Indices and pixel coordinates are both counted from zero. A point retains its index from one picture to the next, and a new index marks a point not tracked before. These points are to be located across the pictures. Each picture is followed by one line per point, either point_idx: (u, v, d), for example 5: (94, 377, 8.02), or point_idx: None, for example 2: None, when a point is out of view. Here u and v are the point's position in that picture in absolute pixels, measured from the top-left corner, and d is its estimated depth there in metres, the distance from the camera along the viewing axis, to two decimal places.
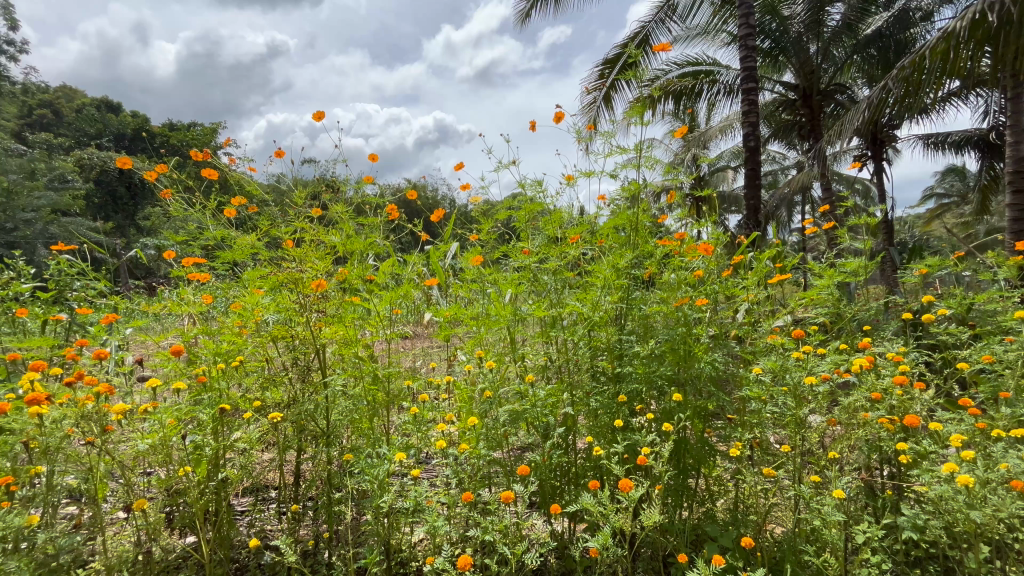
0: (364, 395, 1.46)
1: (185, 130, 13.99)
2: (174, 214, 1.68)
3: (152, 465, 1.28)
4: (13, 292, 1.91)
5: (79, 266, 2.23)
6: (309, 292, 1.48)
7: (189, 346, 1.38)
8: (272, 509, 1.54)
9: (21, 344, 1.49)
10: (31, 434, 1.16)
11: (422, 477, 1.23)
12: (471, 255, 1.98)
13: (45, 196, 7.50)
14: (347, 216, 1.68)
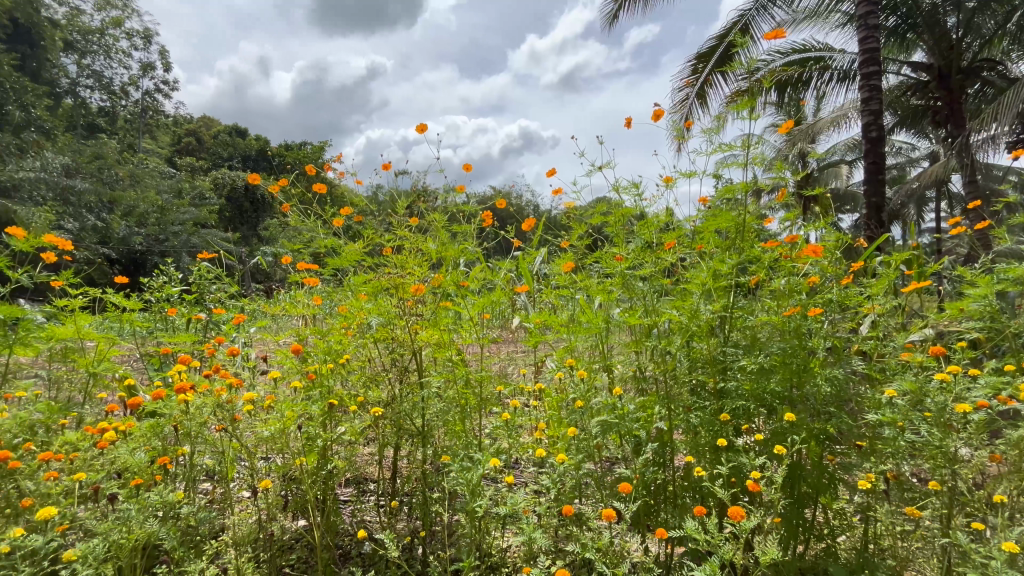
0: (458, 398, 1.50)
1: (298, 149, 15.55)
2: (293, 226, 1.85)
3: (271, 452, 1.41)
4: (165, 293, 2.22)
5: (215, 272, 2.54)
6: (408, 296, 1.56)
7: (304, 346, 1.51)
8: (373, 502, 1.63)
9: (171, 339, 1.72)
10: (179, 419, 1.33)
11: (515, 484, 1.22)
12: (561, 261, 1.95)
13: (189, 211, 8.67)
14: (443, 224, 1.74)
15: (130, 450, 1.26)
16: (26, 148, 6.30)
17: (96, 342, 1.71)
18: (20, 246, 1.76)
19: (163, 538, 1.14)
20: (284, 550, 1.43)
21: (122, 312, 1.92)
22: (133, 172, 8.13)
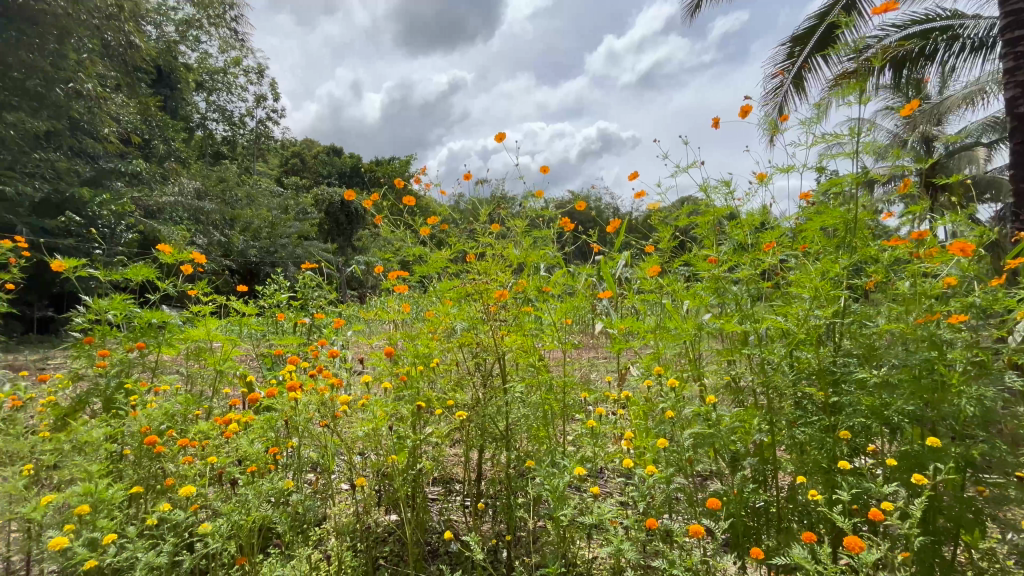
0: (541, 404, 1.51)
1: (388, 164, 16.61)
2: (385, 237, 1.97)
3: (368, 449, 1.50)
4: (277, 300, 2.46)
5: (318, 280, 2.78)
6: (492, 302, 1.58)
7: (396, 349, 1.59)
8: (460, 501, 1.68)
9: (283, 341, 1.91)
10: (289, 414, 1.46)
11: (602, 492, 1.19)
12: (646, 265, 1.88)
13: (294, 225, 9.55)
14: (524, 229, 1.75)
15: (249, 440, 1.41)
16: (168, 176, 7.37)
17: (222, 343, 1.94)
18: (166, 260, 2.08)
19: (276, 522, 1.25)
20: (379, 542, 1.50)
21: (242, 316, 2.17)
22: (249, 193, 9.19)
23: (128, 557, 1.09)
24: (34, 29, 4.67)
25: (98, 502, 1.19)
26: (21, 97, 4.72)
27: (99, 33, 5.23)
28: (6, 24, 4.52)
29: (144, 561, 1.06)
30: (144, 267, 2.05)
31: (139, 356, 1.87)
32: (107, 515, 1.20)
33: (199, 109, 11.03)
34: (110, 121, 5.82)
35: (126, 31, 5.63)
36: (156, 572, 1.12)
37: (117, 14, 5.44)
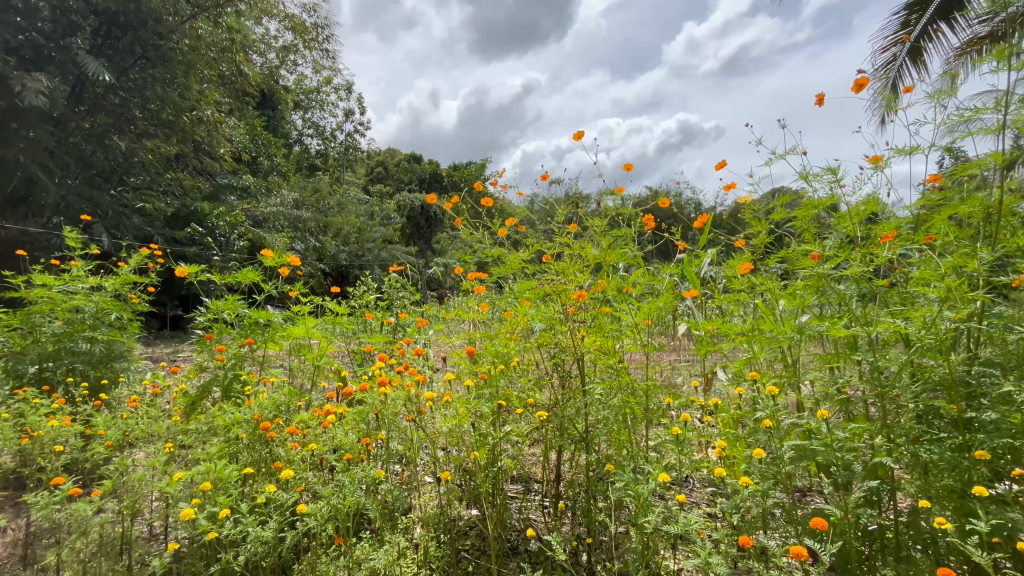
0: (622, 407, 1.46)
1: (465, 169, 17.09)
2: (465, 239, 2.03)
3: (451, 445, 1.55)
4: (365, 300, 2.63)
5: (402, 282, 2.93)
6: (571, 303, 1.56)
7: (477, 348, 1.64)
8: (539, 502, 1.69)
9: (372, 339, 2.03)
10: (379, 408, 1.55)
11: (689, 500, 1.13)
12: (737, 262, 1.76)
13: (379, 229, 10.05)
14: (603, 228, 1.72)
15: (345, 431, 1.52)
16: (272, 189, 8.14)
17: (319, 341, 2.11)
18: (271, 264, 2.30)
19: (369, 508, 1.33)
20: (461, 536, 1.55)
21: (335, 316, 2.34)
22: (340, 202, 9.70)
23: (243, 531, 1.21)
24: (167, 66, 5.25)
25: (218, 480, 1.34)
26: (158, 126, 5.48)
27: (215, 65, 5.84)
28: (145, 65, 5.16)
29: (256, 535, 1.18)
30: (253, 271, 2.27)
31: (249, 351, 2.08)
32: (225, 492, 1.34)
33: (296, 126, 12.27)
34: (224, 142, 6.52)
35: (237, 61, 6.10)
36: (268, 547, 1.23)
37: (230, 47, 5.90)
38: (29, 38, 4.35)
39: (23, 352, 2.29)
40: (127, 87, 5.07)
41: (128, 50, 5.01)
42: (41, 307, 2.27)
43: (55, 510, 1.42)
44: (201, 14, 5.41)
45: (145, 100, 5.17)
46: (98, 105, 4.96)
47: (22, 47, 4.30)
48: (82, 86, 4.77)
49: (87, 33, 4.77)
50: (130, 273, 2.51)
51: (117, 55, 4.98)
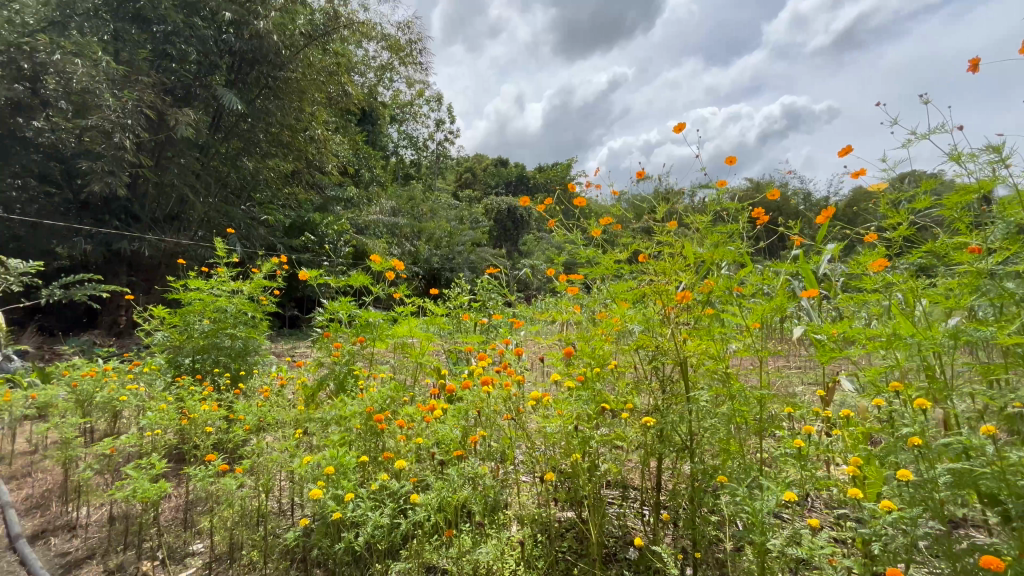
0: (731, 416, 1.37)
1: (551, 170, 17.08)
2: (559, 240, 2.03)
3: (549, 445, 1.55)
4: (460, 301, 2.73)
5: (495, 284, 3.00)
6: (672, 304, 1.50)
7: (574, 349, 1.63)
8: (638, 510, 1.64)
9: (469, 339, 2.10)
10: (479, 405, 1.60)
11: (817, 523, 1.04)
12: (868, 258, 1.56)
13: (468, 233, 10.21)
14: (708, 224, 1.62)
15: (447, 426, 1.58)
16: (373, 198, 8.77)
17: (419, 340, 2.22)
18: (378, 269, 2.48)
19: (474, 502, 1.39)
20: (560, 537, 1.55)
21: (435, 317, 2.46)
22: (432, 207, 9.81)
23: (364, 514, 1.33)
24: (284, 96, 5.87)
25: (338, 466, 1.47)
26: (278, 147, 6.17)
27: (324, 88, 6.42)
28: (268, 94, 5.81)
29: (375, 520, 1.30)
30: (363, 274, 2.46)
31: (360, 348, 2.25)
32: (345, 477, 1.46)
33: (392, 140, 13.18)
34: (331, 157, 7.15)
35: (343, 82, 6.67)
36: (380, 531, 1.33)
37: (337, 70, 6.48)
38: (180, 79, 5.21)
39: (180, 345, 2.69)
40: (254, 114, 5.73)
41: (254, 81, 5.66)
42: (194, 308, 2.65)
43: (208, 483, 1.65)
44: (312, 43, 5.98)
45: (267, 124, 5.86)
46: (232, 132, 5.69)
47: (175, 88, 5.20)
48: (221, 115, 5.53)
49: (223, 70, 5.48)
50: (262, 278, 2.84)
51: (246, 86, 5.67)
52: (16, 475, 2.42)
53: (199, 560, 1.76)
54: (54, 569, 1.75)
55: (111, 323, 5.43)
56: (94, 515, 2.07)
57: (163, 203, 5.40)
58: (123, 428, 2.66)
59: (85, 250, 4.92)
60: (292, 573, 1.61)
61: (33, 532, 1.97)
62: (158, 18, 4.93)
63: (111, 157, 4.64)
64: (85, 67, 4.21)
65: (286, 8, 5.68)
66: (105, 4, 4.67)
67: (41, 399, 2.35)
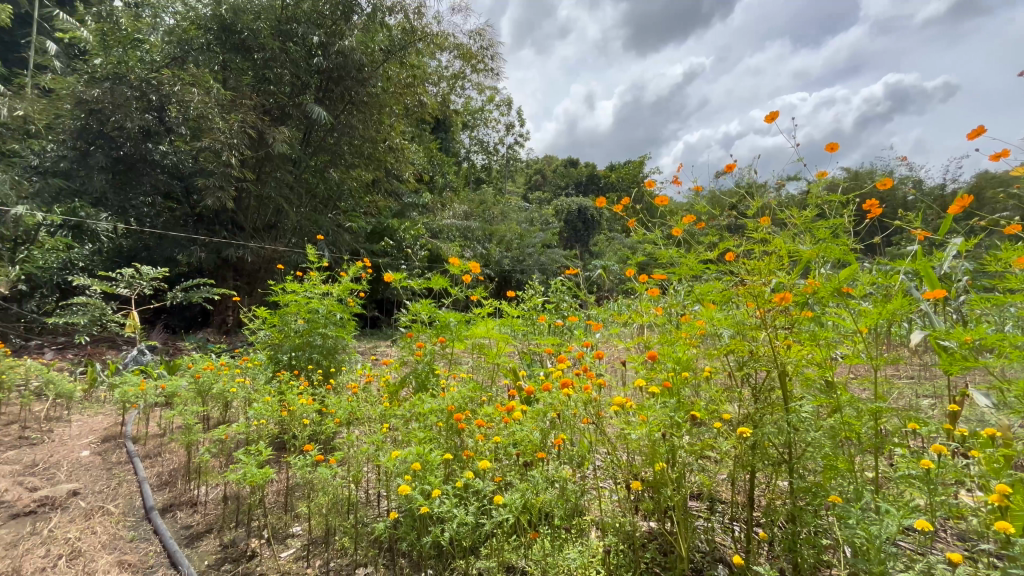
0: (840, 431, 1.24)
1: (623, 168, 16.59)
2: (639, 239, 1.96)
3: (632, 453, 1.50)
4: (535, 303, 2.73)
5: (569, 285, 2.97)
6: (769, 307, 1.39)
7: (657, 353, 1.57)
8: (727, 524, 1.55)
9: (545, 341, 2.09)
10: (559, 408, 1.58)
11: (956, 559, 0.91)
12: (1013, 255, 1.35)
13: (539, 235, 9.91)
14: (808, 220, 1.49)
15: (527, 429, 1.59)
16: (446, 203, 9.04)
17: (496, 341, 2.24)
18: (456, 271, 2.55)
19: (556, 507, 1.38)
20: (643, 547, 1.50)
21: (510, 318, 2.47)
22: (503, 210, 9.89)
23: (449, 511, 1.37)
24: (365, 110, 6.22)
25: (424, 462, 1.52)
26: (360, 158, 6.55)
27: (401, 100, 6.70)
28: (352, 109, 6.17)
29: (460, 517, 1.34)
30: (442, 276, 2.54)
31: (440, 348, 2.32)
32: (430, 473, 1.51)
33: (463, 145, 13.50)
34: (408, 165, 7.45)
35: (418, 93, 6.93)
36: (464, 528, 1.36)
37: (413, 82, 6.75)
38: (276, 101, 5.75)
39: (280, 343, 2.93)
40: (339, 127, 6.13)
41: (339, 97, 6.04)
42: (291, 309, 2.88)
43: (307, 472, 1.78)
44: (390, 58, 6.27)
45: (351, 137, 6.24)
46: (320, 146, 6.15)
47: (272, 109, 5.75)
48: (311, 128, 6.03)
49: (313, 89, 5.93)
50: (349, 281, 3.03)
51: (332, 103, 6.09)
52: (150, 454, 2.77)
53: (298, 541, 1.90)
54: (181, 539, 1.98)
55: (221, 322, 6.07)
56: (211, 495, 2.31)
57: (263, 214, 5.95)
58: (233, 416, 2.96)
59: (200, 257, 5.55)
60: (381, 561, 1.69)
61: (163, 504, 2.24)
62: (259, 46, 5.54)
63: (220, 174, 5.18)
64: (200, 95, 4.94)
65: (368, 27, 6.00)
66: (216, 39, 5.43)
67: (168, 388, 2.67)
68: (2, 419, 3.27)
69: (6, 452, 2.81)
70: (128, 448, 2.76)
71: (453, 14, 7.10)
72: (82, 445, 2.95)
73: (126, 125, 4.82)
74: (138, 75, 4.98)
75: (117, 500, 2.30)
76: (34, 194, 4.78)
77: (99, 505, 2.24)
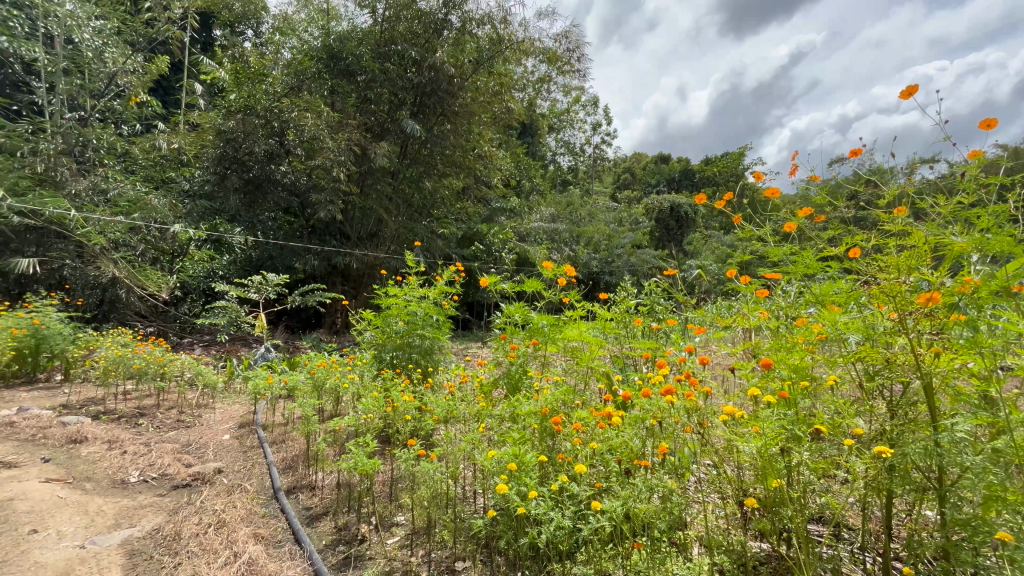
0: (1009, 456, 1.05)
1: (720, 161, 15.46)
2: (745, 237, 1.82)
3: (742, 466, 1.39)
4: (628, 305, 2.65)
5: (664, 287, 2.84)
6: (909, 309, 1.21)
7: (769, 360, 1.44)
8: (856, 554, 1.37)
9: (640, 344, 2.03)
10: (658, 415, 1.51)
11: None
12: None
13: (628, 235, 9.58)
14: (960, 208, 1.27)
15: (625, 435, 1.54)
16: (533, 207, 9.09)
17: (589, 344, 2.21)
18: (547, 274, 2.55)
19: (658, 518, 1.32)
20: (755, 570, 1.38)
21: (603, 321, 2.42)
22: (591, 211, 9.68)
23: (546, 514, 1.37)
24: (455, 120, 6.48)
25: (521, 462, 1.54)
26: (451, 166, 6.83)
27: (490, 108, 6.85)
28: (443, 120, 6.47)
29: (558, 521, 1.34)
30: (535, 279, 2.54)
31: (533, 351, 2.33)
32: (527, 475, 1.52)
33: (550, 147, 13.54)
34: (496, 171, 7.60)
35: (506, 100, 7.05)
36: (562, 533, 1.35)
37: (501, 89, 6.87)
38: (377, 118, 6.23)
39: (384, 343, 3.14)
40: (432, 138, 6.45)
41: (432, 109, 6.36)
42: (393, 311, 3.08)
43: (411, 465, 1.87)
44: (479, 68, 6.46)
45: (443, 147, 6.53)
46: (416, 158, 6.53)
47: (374, 126, 6.24)
48: (407, 142, 6.43)
49: (409, 105, 6.32)
50: (444, 285, 3.15)
51: (426, 116, 6.43)
52: (276, 441, 3.12)
53: (402, 530, 2.02)
54: (302, 518, 2.20)
55: (331, 323, 6.67)
56: (327, 480, 2.53)
57: (366, 223, 6.44)
58: (344, 410, 3.23)
59: (313, 265, 6.15)
60: (479, 556, 1.74)
61: (288, 486, 2.51)
62: (361, 70, 6.03)
63: (331, 189, 5.72)
64: (313, 119, 5.49)
65: (457, 40, 6.24)
66: (326, 67, 6.01)
67: (291, 382, 2.99)
68: (166, 404, 3.89)
69: (168, 432, 3.33)
70: (259, 434, 3.13)
71: (539, 19, 7.15)
72: (224, 429, 3.41)
73: (255, 149, 5.51)
74: (264, 106, 5.63)
75: (251, 479, 2.61)
76: (186, 214, 5.67)
77: (238, 482, 2.56)
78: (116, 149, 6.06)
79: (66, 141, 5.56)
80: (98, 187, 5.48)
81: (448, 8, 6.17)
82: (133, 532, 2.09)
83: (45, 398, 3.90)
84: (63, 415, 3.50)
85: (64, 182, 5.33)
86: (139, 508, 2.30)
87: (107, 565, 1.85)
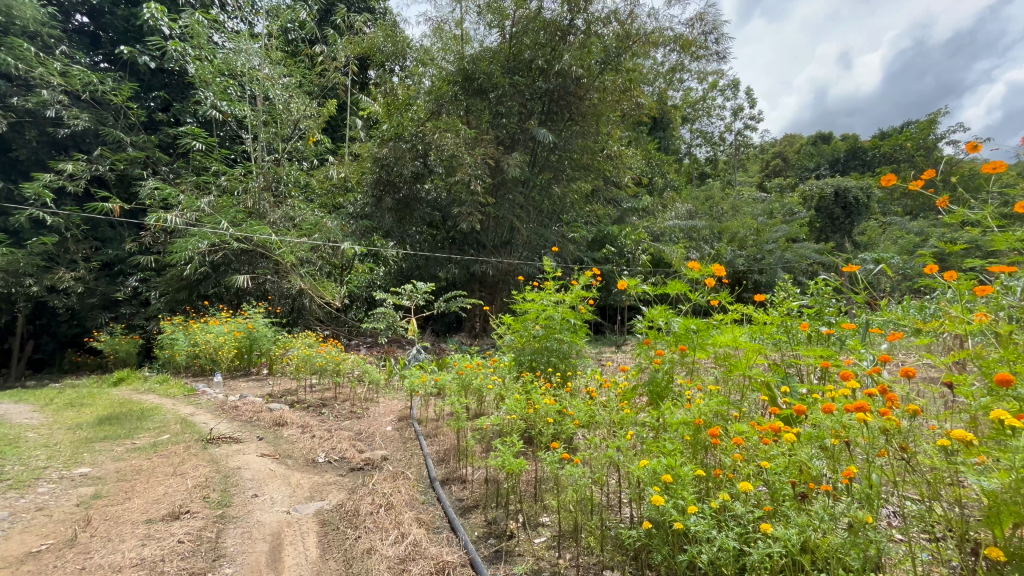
0: None
1: (902, 133, 12.87)
2: (954, 223, 1.48)
3: (963, 505, 1.13)
4: (790, 307, 2.35)
5: (835, 284, 2.47)
6: None
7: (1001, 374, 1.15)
8: None
9: (812, 352, 1.78)
10: (842, 434, 1.32)
11: None
12: None
13: (781, 229, 8.48)
14: None
15: (800, 454, 1.36)
16: (666, 203, 8.62)
17: (745, 351, 2.01)
18: (693, 275, 2.38)
19: (849, 555, 1.14)
20: None
21: (760, 325, 2.19)
22: (734, 205, 8.84)
23: (707, 532, 1.28)
24: (583, 123, 6.48)
25: (676, 475, 1.46)
26: (580, 170, 6.81)
27: (618, 106, 6.70)
28: (571, 124, 6.52)
29: (720, 542, 1.24)
30: (680, 281, 2.38)
31: (681, 356, 2.20)
32: (682, 489, 1.43)
33: (685, 140, 12.72)
34: (626, 171, 7.38)
35: (634, 95, 6.76)
36: (726, 556, 1.25)
37: (629, 86, 6.66)
38: (508, 130, 6.48)
39: (523, 347, 3.23)
40: (561, 144, 6.51)
41: (561, 115, 6.47)
42: (531, 315, 3.16)
43: (555, 467, 1.88)
44: (606, 68, 6.38)
45: (571, 152, 6.57)
46: (546, 165, 6.67)
47: (505, 138, 6.49)
48: (537, 150, 6.59)
49: (537, 114, 6.48)
50: (580, 289, 3.13)
51: (555, 122, 6.53)
52: (430, 434, 3.42)
53: (548, 531, 2.06)
54: (456, 509, 2.37)
55: (471, 327, 7.14)
56: (476, 475, 2.70)
57: (500, 232, 6.76)
58: (487, 409, 3.41)
59: (454, 273, 6.65)
60: (627, 568, 1.68)
61: (443, 477, 2.73)
62: (493, 87, 6.39)
63: (470, 202, 6.09)
64: (452, 138, 5.98)
65: (584, 43, 6.22)
66: (461, 90, 6.48)
67: (441, 381, 3.25)
68: (341, 396, 4.54)
69: (344, 421, 3.88)
70: (415, 427, 3.46)
71: (670, 7, 6.77)
72: (387, 421, 3.85)
73: (404, 171, 6.16)
74: (411, 132, 6.27)
75: (412, 468, 2.91)
76: (352, 232, 6.58)
77: (401, 470, 2.86)
78: (300, 182, 7.27)
79: (267, 180, 6.87)
80: (289, 216, 6.69)
81: (574, 13, 6.18)
82: (324, 504, 2.47)
83: (257, 388, 4.83)
84: (269, 402, 4.30)
85: (266, 213, 6.65)
86: (326, 485, 2.72)
87: (306, 530, 2.21)
